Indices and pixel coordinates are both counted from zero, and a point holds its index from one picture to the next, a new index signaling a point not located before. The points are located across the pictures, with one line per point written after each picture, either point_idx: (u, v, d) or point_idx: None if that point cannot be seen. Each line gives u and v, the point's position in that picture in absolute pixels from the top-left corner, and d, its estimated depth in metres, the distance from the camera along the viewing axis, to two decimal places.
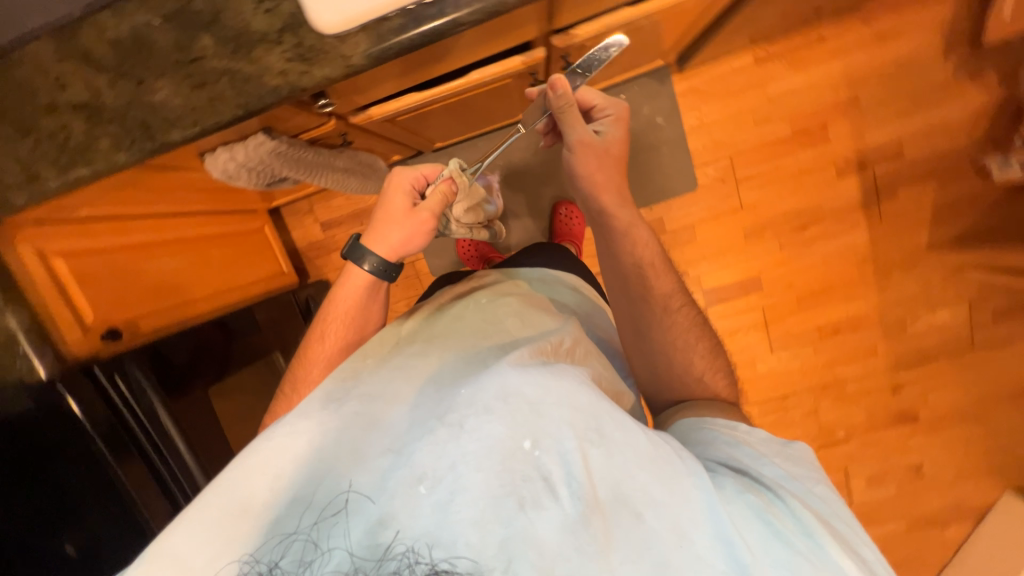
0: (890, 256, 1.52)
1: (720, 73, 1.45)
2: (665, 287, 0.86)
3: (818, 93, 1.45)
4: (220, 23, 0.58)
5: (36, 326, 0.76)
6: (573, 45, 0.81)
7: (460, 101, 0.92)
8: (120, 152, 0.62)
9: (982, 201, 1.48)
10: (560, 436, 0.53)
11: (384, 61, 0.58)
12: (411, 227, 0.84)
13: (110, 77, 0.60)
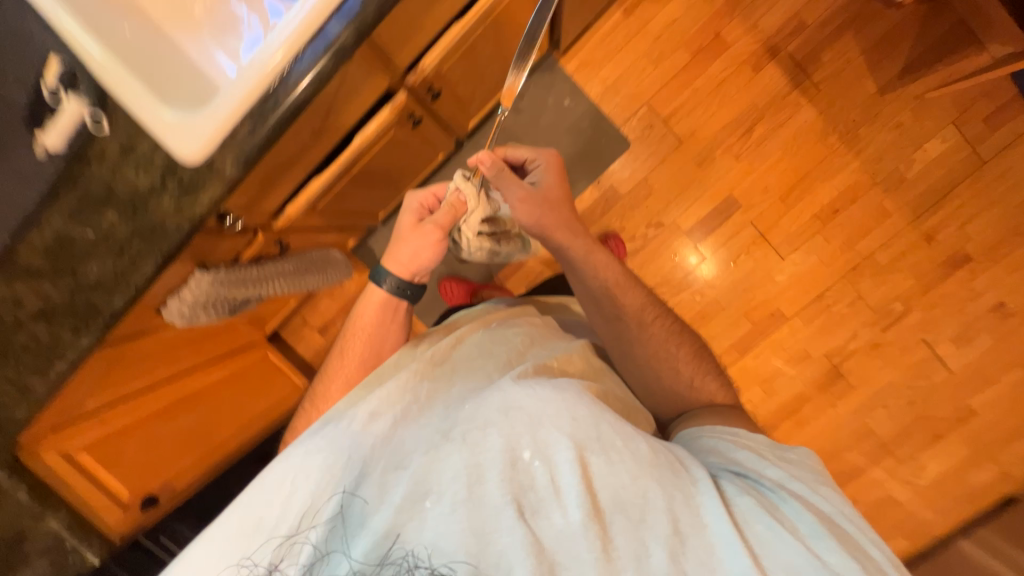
0: (848, 118, 1.47)
1: (600, 37, 1.49)
2: (635, 304, 0.98)
3: (698, 10, 1.46)
4: (115, 195, 0.66)
5: (77, 523, 0.87)
6: (428, 76, 0.87)
7: (364, 168, 0.99)
8: (82, 337, 0.69)
9: (909, 25, 1.41)
10: (561, 446, 0.64)
11: (254, 163, 0.65)
12: (421, 242, 0.95)
13: (50, 279, 0.68)
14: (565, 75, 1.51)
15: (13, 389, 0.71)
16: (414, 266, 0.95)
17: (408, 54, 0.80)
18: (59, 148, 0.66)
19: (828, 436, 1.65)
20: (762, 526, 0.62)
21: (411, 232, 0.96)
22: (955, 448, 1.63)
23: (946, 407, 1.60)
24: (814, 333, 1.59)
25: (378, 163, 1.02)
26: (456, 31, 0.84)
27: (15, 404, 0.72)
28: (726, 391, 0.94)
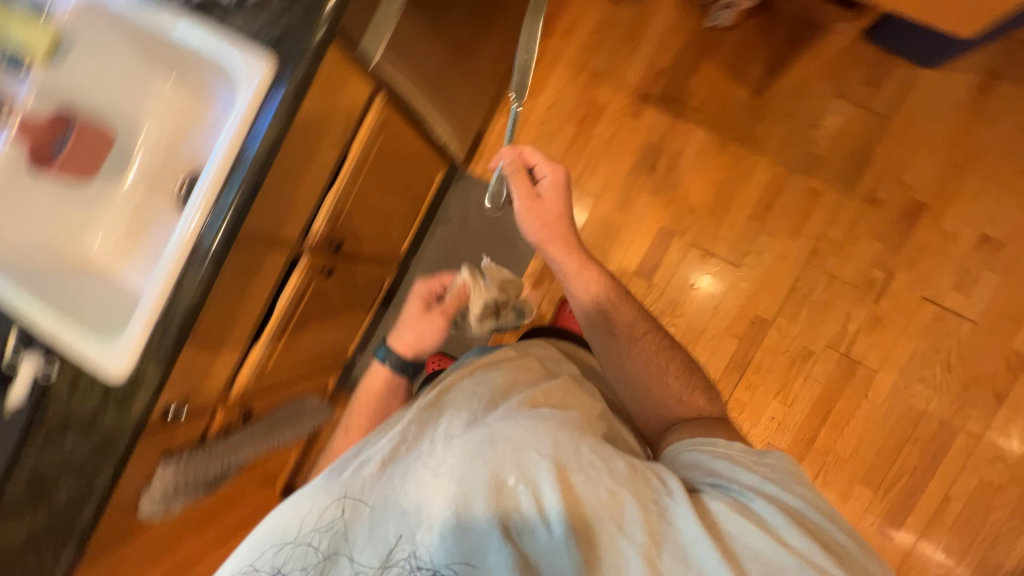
0: (739, 125, 1.55)
1: (495, 139, 1.68)
2: (625, 325, 1.02)
3: (568, 90, 1.64)
4: (72, 424, 0.79)
5: None
6: (323, 236, 1.03)
7: (299, 323, 1.12)
8: (62, 556, 0.78)
9: (755, 35, 1.55)
10: (541, 468, 0.67)
11: (172, 363, 0.78)
12: (424, 326, 1.04)
13: (33, 511, 0.79)
14: (477, 177, 1.68)
15: None
16: (420, 348, 1.04)
17: (296, 230, 0.95)
18: (22, 401, 0.80)
19: (876, 430, 1.48)
20: (751, 534, 0.65)
21: (414, 317, 1.05)
22: (1021, 398, 1.43)
23: (988, 359, 1.44)
24: (806, 327, 1.51)
25: (312, 315, 1.16)
26: (332, 196, 1.00)
27: None
28: (710, 398, 0.99)
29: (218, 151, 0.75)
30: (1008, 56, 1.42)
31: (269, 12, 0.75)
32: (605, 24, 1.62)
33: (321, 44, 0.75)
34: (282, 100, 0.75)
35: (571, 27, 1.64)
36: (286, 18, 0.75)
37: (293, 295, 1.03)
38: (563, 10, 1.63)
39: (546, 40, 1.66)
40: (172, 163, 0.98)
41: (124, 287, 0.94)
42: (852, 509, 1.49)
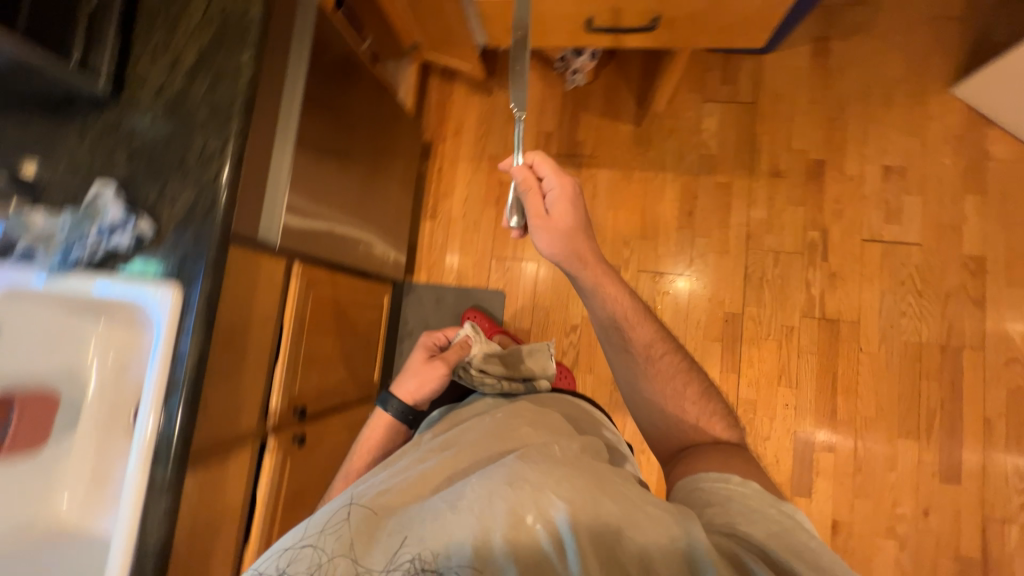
0: (634, 153, 1.66)
1: (427, 244, 1.75)
2: (642, 346, 0.90)
3: (476, 179, 1.75)
4: None
5: None
6: (282, 411, 1.03)
7: (288, 502, 1.09)
8: None
9: (616, 75, 1.70)
10: (568, 510, 0.58)
11: None
12: (423, 373, 1.08)
13: None
14: (423, 284, 1.73)
15: None
16: (417, 397, 1.07)
17: (250, 418, 0.96)
18: None
19: (887, 378, 1.45)
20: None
21: (418, 365, 1.11)
22: (999, 295, 1.45)
23: (950, 273, 1.46)
24: (776, 307, 1.53)
25: (299, 488, 1.13)
26: (281, 372, 1.03)
27: None
28: (726, 428, 0.86)
29: (149, 387, 0.76)
30: (829, 18, 1.59)
31: (164, 244, 0.78)
32: (486, 115, 1.76)
33: (219, 257, 0.78)
34: (195, 319, 0.77)
35: (458, 128, 1.77)
36: (181, 245, 0.78)
37: (272, 482, 1.01)
38: (446, 116, 1.78)
39: (440, 146, 1.77)
40: (123, 396, 0.97)
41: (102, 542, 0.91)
42: (906, 467, 1.42)
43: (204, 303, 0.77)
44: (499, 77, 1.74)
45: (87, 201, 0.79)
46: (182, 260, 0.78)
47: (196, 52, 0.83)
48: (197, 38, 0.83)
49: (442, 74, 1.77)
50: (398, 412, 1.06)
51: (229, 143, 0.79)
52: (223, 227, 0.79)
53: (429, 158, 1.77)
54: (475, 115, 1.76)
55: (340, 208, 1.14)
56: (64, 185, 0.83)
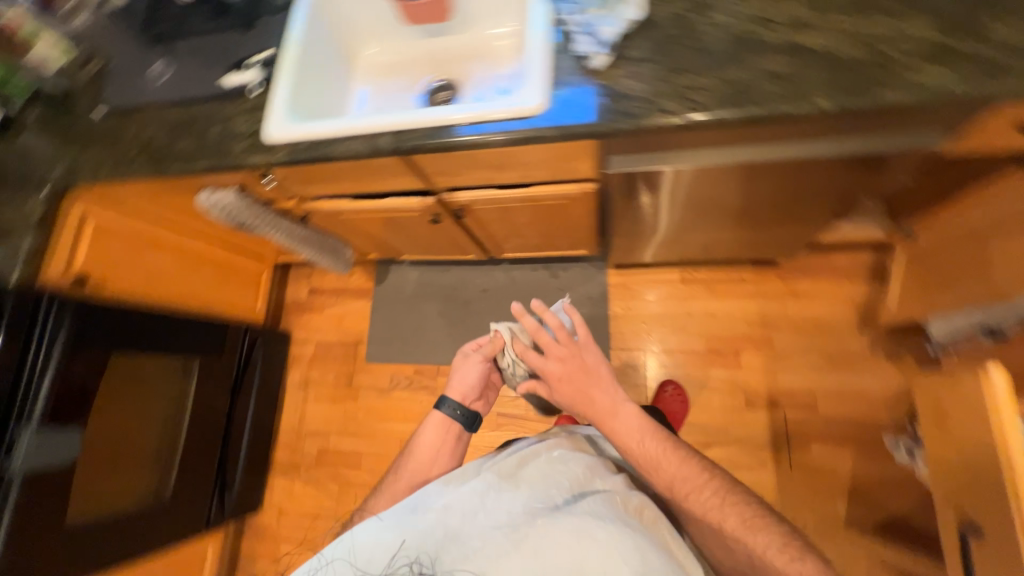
0: (799, 518, 1.28)
1: (648, 276, 1.56)
2: (692, 495, 0.82)
3: (734, 321, 1.46)
4: (221, 119, 0.95)
5: (34, 258, 1.05)
6: (459, 203, 1.06)
7: (391, 220, 1.19)
8: (143, 171, 0.99)
9: (907, 488, 1.24)
10: (610, 531, 0.69)
11: (295, 164, 0.89)
12: (470, 371, 1.01)
13: (166, 132, 0.99)
14: (605, 281, 1.59)
15: (96, 167, 1.04)
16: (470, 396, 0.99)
17: (442, 179, 0.97)
18: (228, 85, 0.96)
19: None
20: None
21: (462, 363, 1.02)
22: None
23: None
24: None
25: (400, 224, 1.23)
26: (495, 190, 1.01)
27: (87, 172, 1.04)
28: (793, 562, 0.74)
29: (470, 107, 0.80)
30: None
31: (586, 84, 0.75)
32: (825, 324, 1.39)
33: (567, 133, 0.75)
34: (516, 124, 0.78)
35: (799, 293, 1.43)
36: (586, 99, 0.75)
37: (397, 205, 1.08)
38: (812, 276, 1.43)
39: (772, 274, 1.46)
40: (458, 65, 1.08)
41: (342, 83, 1.08)
42: None
43: (529, 126, 0.77)
44: (877, 337, 1.34)
45: (615, 3, 0.78)
46: (568, 100, 0.76)
47: (819, 41, 0.69)
48: (838, 35, 0.69)
49: (874, 264, 1.38)
50: (458, 413, 0.95)
51: (704, 114, 0.69)
52: (600, 124, 0.73)
53: (756, 266, 1.48)
54: (821, 314, 1.40)
55: (690, 202, 0.99)
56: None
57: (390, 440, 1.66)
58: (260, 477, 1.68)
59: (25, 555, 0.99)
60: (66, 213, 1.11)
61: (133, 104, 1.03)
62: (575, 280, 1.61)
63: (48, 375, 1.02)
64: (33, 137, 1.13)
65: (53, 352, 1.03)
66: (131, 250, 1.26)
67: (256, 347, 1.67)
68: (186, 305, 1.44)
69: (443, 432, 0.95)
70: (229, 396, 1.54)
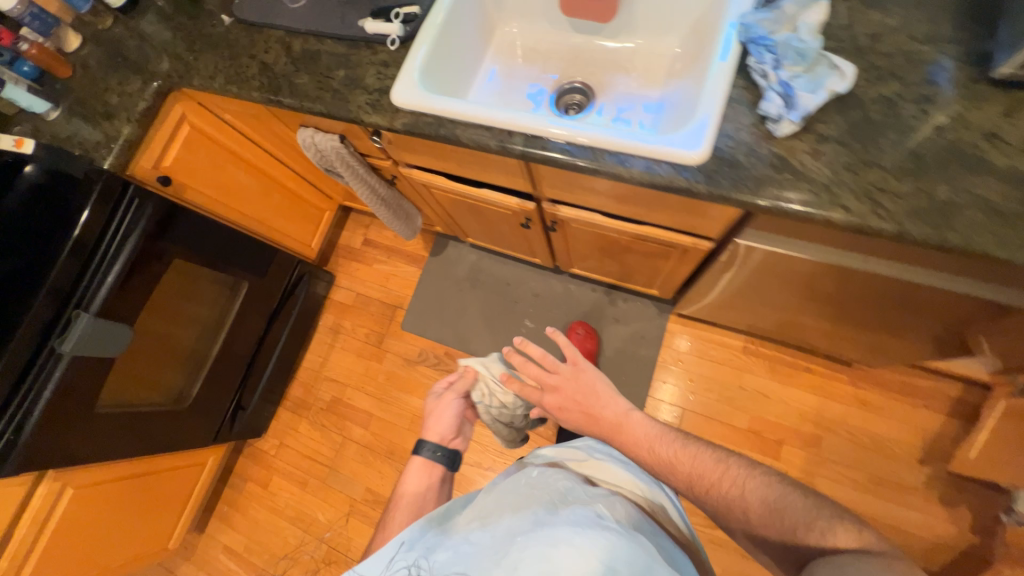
0: None
1: (710, 334, 1.48)
2: (707, 480, 0.69)
3: (787, 409, 1.37)
4: (349, 65, 0.90)
5: (131, 146, 1.04)
6: (558, 216, 0.99)
7: (478, 209, 1.13)
8: (255, 93, 0.95)
9: None
10: (607, 538, 0.54)
11: (412, 134, 0.84)
12: (441, 410, 1.02)
13: (288, 59, 0.95)
14: (664, 325, 1.51)
15: (209, 72, 1.00)
16: (449, 430, 0.99)
17: (553, 192, 0.91)
18: (365, 32, 0.90)
19: None
20: None
21: (433, 406, 1.04)
22: None
23: None
24: None
25: (484, 215, 1.17)
26: (602, 218, 0.95)
27: (199, 76, 1.01)
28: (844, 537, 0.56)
29: (619, 131, 0.72)
30: None
31: (759, 146, 0.67)
32: (885, 444, 1.29)
33: (718, 194, 0.67)
34: (665, 168, 0.70)
35: (867, 403, 1.33)
36: (753, 163, 0.67)
37: (493, 199, 1.02)
38: (887, 389, 1.32)
39: (843, 373, 1.36)
40: (599, 72, 1.00)
41: (475, 56, 1.01)
42: None
43: (680, 176, 0.69)
44: (936, 475, 1.25)
45: (823, 60, 0.66)
46: (733, 159, 0.68)
47: None
48: None
49: (959, 399, 1.27)
50: (438, 454, 0.94)
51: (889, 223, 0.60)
52: (765, 200, 0.65)
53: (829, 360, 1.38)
54: (883, 432, 1.30)
55: (805, 291, 0.90)
56: (853, 39, 0.68)
57: (403, 411, 1.65)
58: (271, 406, 1.70)
59: (54, 431, 1.01)
60: (167, 108, 1.10)
61: (264, 22, 0.99)
62: (632, 314, 1.54)
63: (118, 264, 1.03)
64: (154, 26, 1.10)
65: (128, 243, 1.04)
66: (216, 159, 1.26)
67: (302, 283, 1.66)
68: (250, 226, 1.44)
69: (427, 476, 0.92)
70: (264, 323, 1.55)
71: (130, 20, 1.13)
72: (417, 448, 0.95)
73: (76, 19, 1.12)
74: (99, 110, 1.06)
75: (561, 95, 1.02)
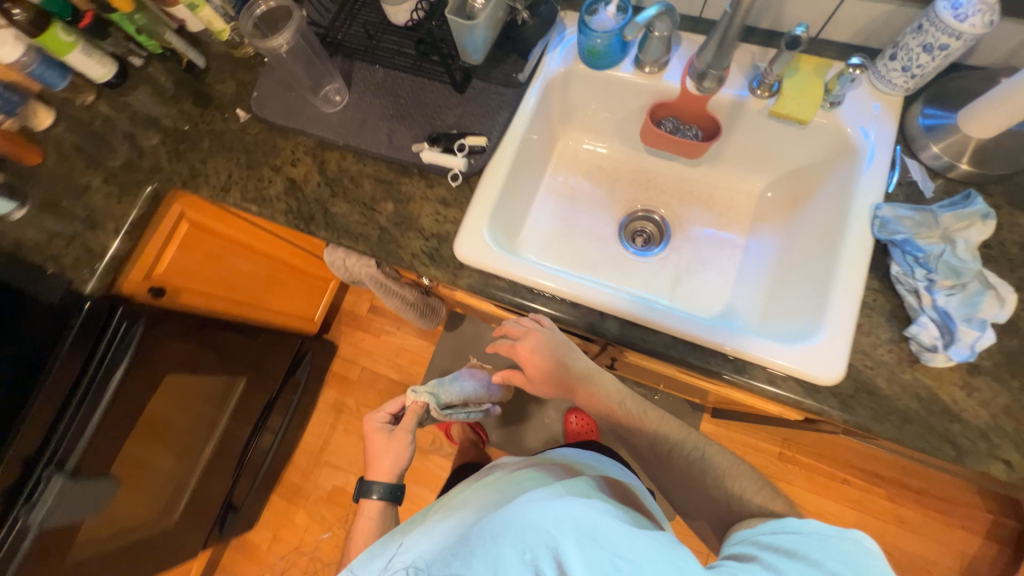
0: None
1: (744, 435, 1.42)
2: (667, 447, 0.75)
3: (823, 522, 1.34)
4: (403, 203, 0.76)
5: (119, 262, 0.85)
6: (623, 359, 0.89)
7: None
8: (282, 218, 0.80)
9: None
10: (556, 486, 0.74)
11: (481, 295, 0.72)
12: (394, 449, 0.93)
13: (322, 180, 0.80)
14: (696, 423, 1.44)
15: (222, 181, 0.83)
16: (397, 471, 0.92)
17: (631, 352, 0.81)
18: (422, 160, 0.76)
19: None
20: None
21: (378, 445, 0.95)
22: None
23: None
24: None
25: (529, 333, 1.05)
26: (676, 373, 0.85)
27: (210, 186, 0.84)
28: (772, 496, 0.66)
29: (736, 333, 0.62)
30: None
31: (901, 369, 0.59)
32: (919, 564, 1.28)
33: (857, 425, 0.58)
34: (792, 383, 0.61)
35: (901, 519, 1.31)
36: (897, 390, 0.58)
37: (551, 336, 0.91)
38: (922, 507, 1.31)
39: (880, 485, 1.33)
40: (674, 202, 0.89)
41: (535, 175, 0.88)
42: None
43: (810, 398, 0.60)
44: None
45: (984, 284, 0.57)
46: (872, 384, 0.59)
47: None
48: None
49: (990, 520, 1.27)
50: (393, 493, 0.91)
51: None
52: (915, 441, 0.56)
53: (864, 471, 1.35)
54: (919, 551, 1.29)
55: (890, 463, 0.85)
56: (1003, 247, 0.61)
57: (414, 506, 1.51)
58: (265, 496, 1.54)
59: None
60: (162, 209, 0.91)
61: (292, 127, 0.83)
62: (662, 409, 1.47)
63: (103, 404, 0.85)
64: (148, 108, 0.92)
65: (115, 378, 0.86)
66: (219, 255, 1.08)
67: (305, 361, 1.50)
68: (251, 315, 1.26)
69: (379, 516, 0.90)
70: (261, 413, 1.38)
71: (117, 97, 0.94)
72: (364, 490, 0.91)
73: (46, 91, 0.92)
74: (76, 214, 0.87)
75: (631, 224, 0.91)
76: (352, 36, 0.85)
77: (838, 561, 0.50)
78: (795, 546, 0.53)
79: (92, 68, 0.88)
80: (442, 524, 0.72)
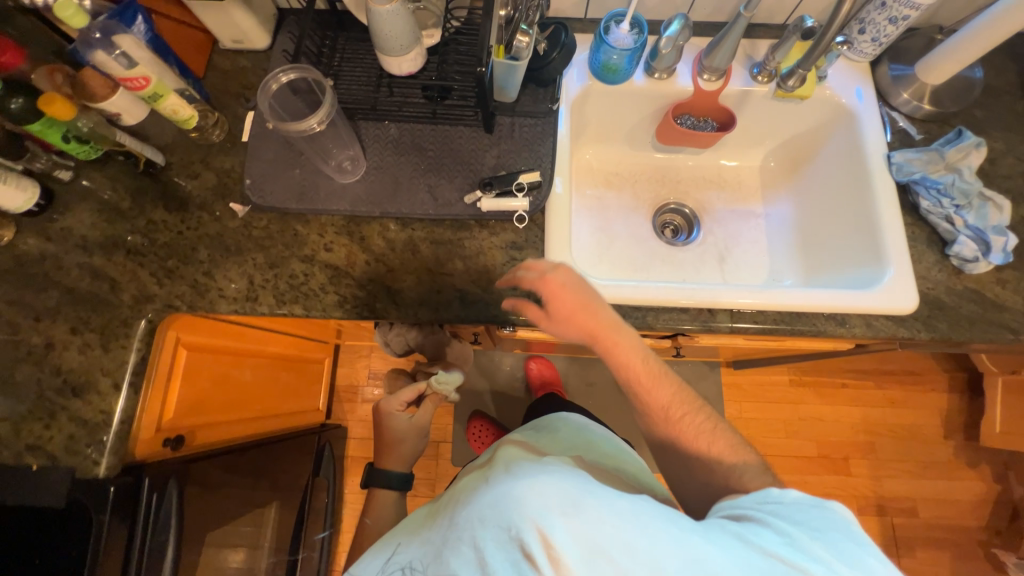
0: None
1: (758, 375, 1.57)
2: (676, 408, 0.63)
3: (841, 426, 1.53)
4: (474, 258, 0.72)
5: (130, 424, 0.68)
6: (693, 345, 0.94)
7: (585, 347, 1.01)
8: (338, 310, 0.70)
9: None
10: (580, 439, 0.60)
11: None
12: (410, 443, 0.94)
13: (370, 257, 0.72)
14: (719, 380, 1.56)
15: (244, 288, 0.71)
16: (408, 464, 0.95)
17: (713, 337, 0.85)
18: (482, 210, 0.72)
19: None
20: None
21: (388, 434, 0.94)
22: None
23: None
24: None
25: None
26: (745, 343, 0.92)
27: (230, 299, 0.70)
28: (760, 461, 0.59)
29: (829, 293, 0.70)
30: None
31: (954, 282, 0.70)
32: (917, 431, 1.52)
33: (942, 338, 0.69)
34: (882, 320, 0.70)
35: (894, 400, 1.54)
36: (959, 300, 0.70)
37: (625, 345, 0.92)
38: (905, 384, 1.56)
39: (870, 379, 1.56)
40: (692, 190, 0.95)
41: None
42: None
43: (901, 328, 0.69)
44: (960, 445, 1.51)
45: (983, 198, 0.71)
46: (940, 301, 0.70)
47: None
48: None
49: (952, 377, 1.56)
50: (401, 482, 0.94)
51: None
52: (986, 337, 0.68)
53: (856, 372, 1.56)
54: (915, 421, 1.53)
55: None
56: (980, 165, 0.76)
57: None
58: None
59: None
60: (157, 341, 0.73)
61: (312, 208, 0.73)
62: (686, 377, 1.56)
63: None
64: (100, 227, 0.74)
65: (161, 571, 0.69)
66: (223, 373, 0.91)
67: (326, 457, 1.33)
68: (264, 428, 1.08)
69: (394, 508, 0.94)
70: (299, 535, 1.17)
71: (48, 224, 0.74)
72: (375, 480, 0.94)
73: None
74: (45, 383, 0.67)
75: (659, 219, 0.95)
76: (346, 94, 0.76)
77: (824, 524, 0.45)
78: (779, 510, 0.47)
79: (10, 197, 0.68)
80: (444, 508, 0.60)
